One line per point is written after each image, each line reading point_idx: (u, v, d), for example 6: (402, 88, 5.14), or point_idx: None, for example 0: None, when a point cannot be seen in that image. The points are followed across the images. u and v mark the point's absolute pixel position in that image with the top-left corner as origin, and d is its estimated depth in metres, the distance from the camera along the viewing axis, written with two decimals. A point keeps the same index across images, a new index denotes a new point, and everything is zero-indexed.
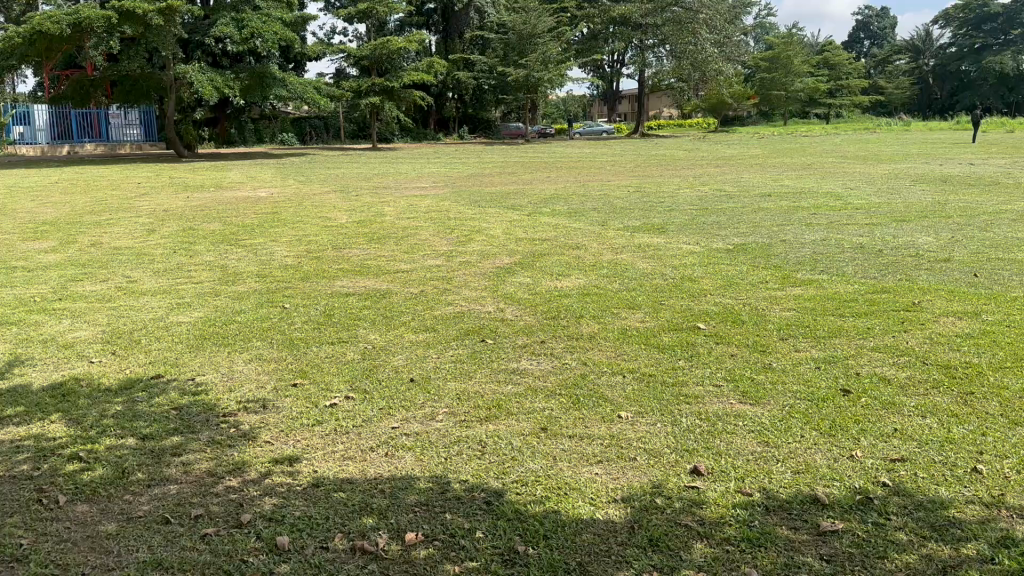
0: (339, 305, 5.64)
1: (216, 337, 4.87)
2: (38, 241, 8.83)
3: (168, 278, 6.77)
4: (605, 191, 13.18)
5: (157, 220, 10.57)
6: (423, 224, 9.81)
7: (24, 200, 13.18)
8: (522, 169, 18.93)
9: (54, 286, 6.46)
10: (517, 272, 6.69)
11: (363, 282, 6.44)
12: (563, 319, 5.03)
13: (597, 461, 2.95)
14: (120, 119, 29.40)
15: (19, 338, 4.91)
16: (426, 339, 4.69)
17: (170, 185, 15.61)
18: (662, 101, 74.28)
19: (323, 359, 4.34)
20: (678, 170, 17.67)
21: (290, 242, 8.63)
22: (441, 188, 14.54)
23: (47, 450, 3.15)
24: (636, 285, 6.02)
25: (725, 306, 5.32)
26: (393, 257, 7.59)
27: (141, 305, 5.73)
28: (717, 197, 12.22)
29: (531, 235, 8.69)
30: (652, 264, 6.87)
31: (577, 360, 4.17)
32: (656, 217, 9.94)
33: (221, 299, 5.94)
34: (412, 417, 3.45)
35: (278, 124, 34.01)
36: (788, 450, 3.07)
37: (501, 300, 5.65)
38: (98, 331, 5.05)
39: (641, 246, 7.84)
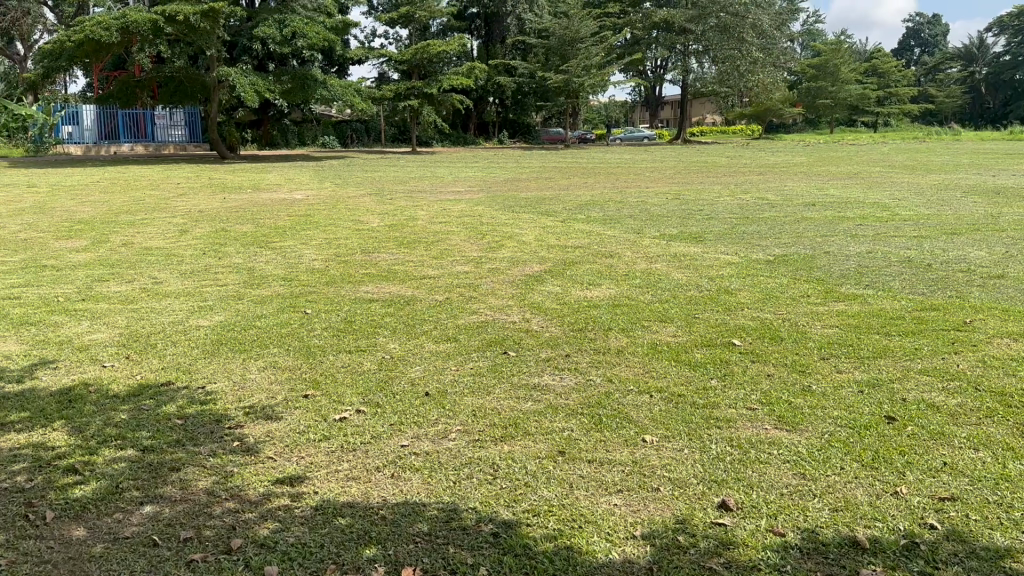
0: (362, 312, 5.49)
1: (232, 343, 4.75)
2: (71, 240, 8.87)
3: (194, 280, 6.71)
4: (643, 197, 12.92)
5: (191, 221, 10.58)
6: (455, 229, 9.66)
7: (63, 198, 13.33)
8: (559, 175, 18.74)
9: (80, 286, 6.43)
10: (546, 280, 6.49)
11: (388, 288, 6.29)
12: (591, 331, 4.82)
13: (616, 490, 2.73)
14: (165, 120, 29.89)
15: (36, 339, 4.85)
16: (447, 349, 4.51)
17: (209, 186, 15.72)
18: (706, 108, 73.54)
19: (339, 369, 4.18)
20: (720, 178, 17.34)
21: (320, 245, 8.55)
22: (477, 192, 14.41)
23: (43, 460, 3.03)
24: (668, 296, 5.79)
25: (762, 321, 5.06)
26: (420, 262, 7.44)
27: (163, 307, 5.66)
28: (759, 205, 11.88)
29: (565, 242, 8.48)
30: (687, 275, 6.62)
31: (602, 377, 3.95)
32: (694, 226, 9.66)
33: (243, 302, 5.83)
34: (424, 434, 3.26)
35: (319, 127, 34.26)
36: (825, 484, 2.83)
37: (527, 310, 5.45)
38: (116, 334, 4.97)
39: (677, 255, 7.57)
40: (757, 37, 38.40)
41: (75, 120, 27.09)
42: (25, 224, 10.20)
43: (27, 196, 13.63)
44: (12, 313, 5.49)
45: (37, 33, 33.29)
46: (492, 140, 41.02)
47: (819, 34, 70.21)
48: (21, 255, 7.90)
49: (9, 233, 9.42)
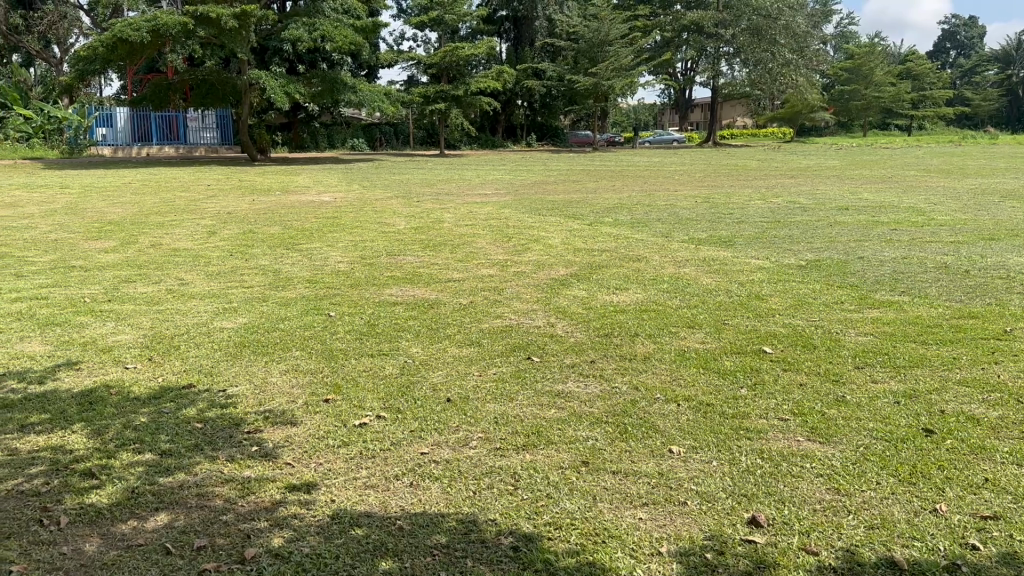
0: (385, 314, 5.45)
1: (254, 345, 4.72)
2: (101, 240, 8.97)
3: (220, 281, 6.72)
4: (672, 200, 12.77)
5: (220, 222, 10.63)
6: (481, 232, 9.59)
7: (96, 199, 13.49)
8: (587, 177, 18.66)
9: (107, 286, 6.47)
10: (573, 284, 6.40)
11: (413, 291, 6.25)
12: (616, 337, 4.72)
13: (641, 504, 2.64)
14: (197, 122, 30.35)
15: (61, 339, 4.87)
16: (470, 354, 4.44)
17: (239, 187, 15.87)
18: (736, 110, 72.93)
19: (360, 373, 4.13)
20: (750, 182, 17.14)
21: (347, 247, 8.54)
22: (504, 195, 14.36)
23: (61, 464, 3.00)
24: (697, 301, 5.67)
25: (794, 329, 4.93)
26: (445, 265, 7.40)
27: (188, 309, 5.66)
28: (791, 209, 11.69)
29: (592, 246, 8.39)
30: (716, 280, 6.50)
31: (628, 385, 3.85)
32: (725, 229, 9.51)
33: (267, 304, 5.82)
34: (444, 441, 3.19)
35: (348, 130, 34.45)
36: (859, 500, 2.72)
37: (552, 314, 5.37)
38: (140, 335, 4.97)
39: (706, 260, 7.44)
40: (789, 39, 38.00)
41: (109, 122, 27.49)
42: (57, 224, 10.35)
43: (61, 197, 13.86)
44: (38, 313, 5.52)
45: (73, 37, 33.88)
46: (520, 143, 40.98)
47: (852, 37, 69.38)
48: (51, 255, 8.00)
49: (41, 233, 9.55)
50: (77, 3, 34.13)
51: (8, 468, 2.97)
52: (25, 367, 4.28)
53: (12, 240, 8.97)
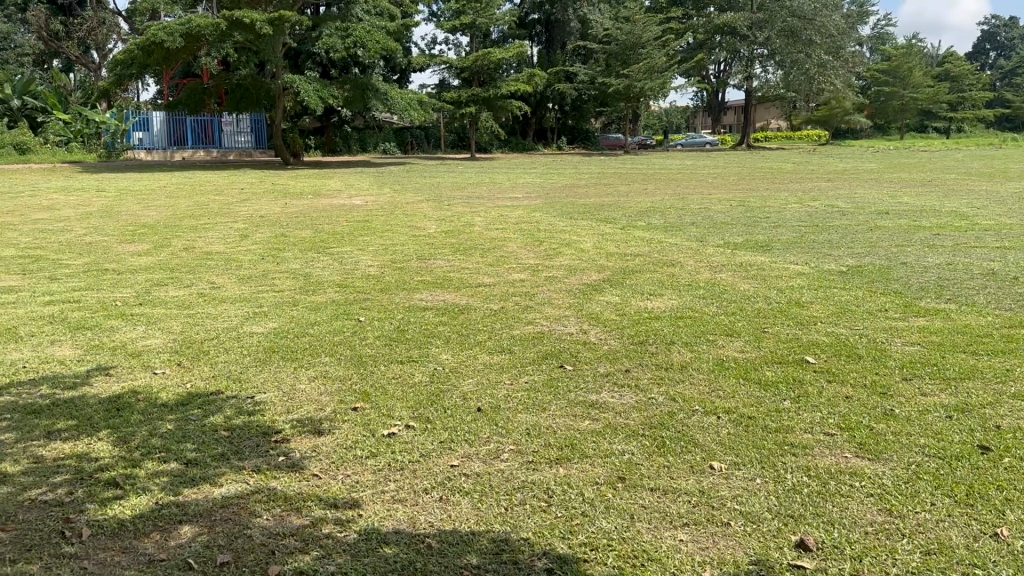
0: (415, 320, 5.36)
1: (283, 351, 4.64)
2: (135, 243, 9.01)
3: (251, 285, 6.68)
4: (706, 204, 12.58)
5: (252, 225, 10.66)
6: (511, 236, 9.49)
7: (131, 202, 13.61)
8: (619, 180, 18.52)
9: (139, 290, 6.47)
10: (606, 289, 6.27)
11: (443, 296, 6.16)
12: (652, 345, 4.58)
13: (682, 523, 2.52)
14: (232, 126, 30.67)
15: (90, 343, 4.84)
16: (501, 361, 4.34)
17: (272, 191, 15.94)
18: (770, 112, 72.13)
19: (391, 381, 4.03)
20: (786, 185, 16.88)
21: (377, 250, 8.49)
22: (535, 198, 14.27)
23: (85, 472, 2.94)
24: (734, 308, 5.51)
25: (837, 338, 4.78)
26: (477, 269, 7.30)
27: (219, 313, 5.62)
28: (828, 213, 11.44)
29: (626, 250, 8.22)
30: (754, 286, 6.33)
31: (664, 395, 3.73)
32: (761, 234, 9.32)
33: (297, 308, 5.77)
34: (475, 454, 3.09)
35: (380, 133, 34.55)
36: (915, 522, 2.56)
37: (585, 321, 5.24)
38: (170, 340, 4.93)
39: (743, 265, 7.26)
40: (825, 40, 37.47)
41: (145, 126, 27.87)
42: (92, 227, 10.43)
43: (97, 200, 14.02)
44: (70, 316, 5.52)
45: (112, 42, 34.43)
46: (551, 146, 40.86)
47: (889, 38, 68.40)
48: (85, 258, 8.04)
49: (75, 236, 9.63)
50: (116, 9, 34.66)
51: (32, 476, 2.92)
52: (55, 371, 4.26)
53: (48, 242, 9.05)
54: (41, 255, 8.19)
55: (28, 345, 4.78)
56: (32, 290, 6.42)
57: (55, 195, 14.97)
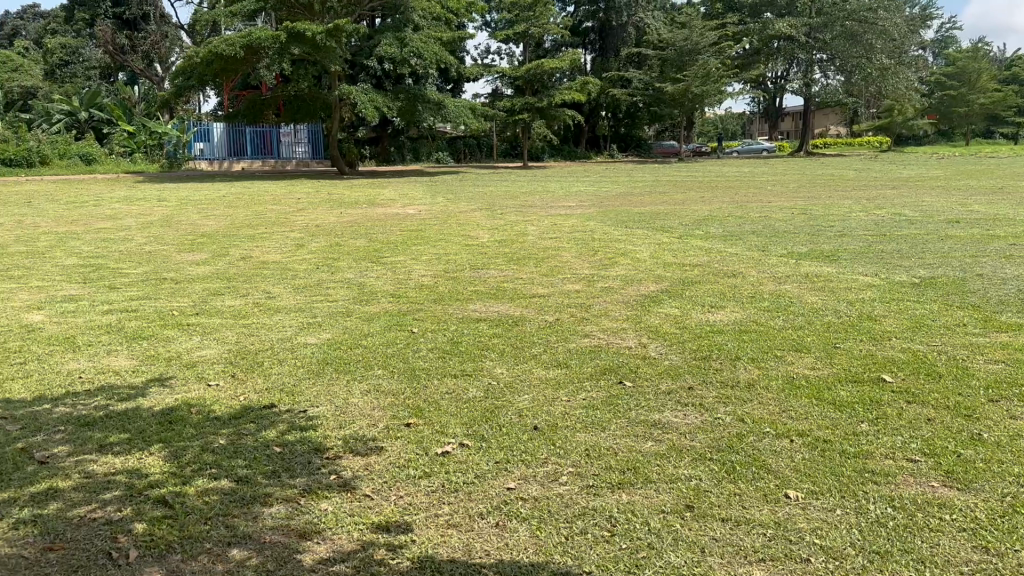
0: (470, 332, 5.26)
1: (336, 362, 4.56)
2: (194, 252, 9.13)
3: (305, 295, 6.66)
4: (767, 212, 12.26)
5: (308, 235, 10.72)
6: (566, 245, 9.33)
7: (191, 212, 13.83)
8: (675, 188, 18.22)
9: (195, 299, 6.50)
10: (665, 300, 6.08)
11: (497, 306, 6.04)
12: (716, 360, 4.39)
13: (757, 560, 2.35)
14: (290, 137, 31.18)
15: (146, 354, 4.86)
16: (558, 376, 4.20)
17: (327, 201, 16.08)
18: (829, 118, 70.56)
19: (445, 396, 3.92)
20: (849, 192, 16.38)
21: (431, 260, 8.43)
22: (589, 206, 14.10)
23: (136, 490, 2.89)
24: (802, 322, 5.28)
25: (913, 355, 4.53)
26: (531, 279, 7.18)
27: (273, 323, 5.60)
28: (897, 221, 11.03)
29: (683, 259, 8.02)
30: (821, 298, 6.08)
31: (731, 416, 3.55)
32: (827, 243, 9.01)
33: (351, 319, 5.71)
34: (533, 475, 2.95)
35: (434, 143, 34.73)
36: (1018, 562, 2.34)
37: (645, 334, 5.06)
38: (223, 350, 4.91)
39: (810, 276, 7.00)
40: (888, 43, 36.47)
41: (206, 137, 28.43)
42: (153, 237, 10.61)
43: (159, 210, 14.32)
44: (127, 326, 5.56)
45: (174, 55, 35.63)
46: (603, 154, 40.62)
47: (954, 41, 66.36)
48: (144, 267, 8.14)
49: (136, 245, 9.79)
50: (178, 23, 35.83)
51: (82, 492, 2.89)
52: (109, 382, 4.26)
53: (110, 251, 9.23)
54: (102, 264, 8.34)
55: (86, 355, 4.82)
56: (93, 300, 6.50)
57: (119, 204, 15.36)
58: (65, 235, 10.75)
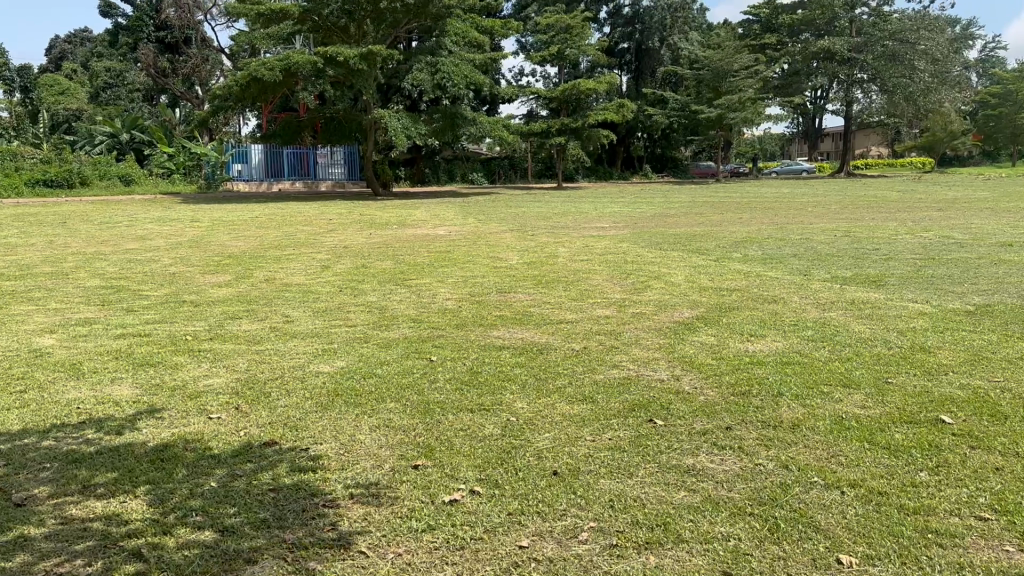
0: (491, 361, 4.95)
1: (348, 394, 4.27)
2: (217, 274, 8.98)
3: (324, 319, 6.43)
4: (807, 234, 11.82)
5: (335, 256, 10.53)
6: (597, 268, 9.02)
7: (222, 233, 13.78)
8: (712, 209, 17.80)
9: (211, 324, 6.29)
10: (701, 328, 5.73)
11: (522, 333, 5.74)
12: (757, 397, 4.03)
13: None
14: (326, 159, 31.33)
15: (151, 383, 4.64)
16: (583, 412, 3.87)
17: (358, 221, 15.98)
18: (870, 139, 69.48)
19: (459, 434, 3.61)
20: (894, 214, 15.86)
21: (457, 283, 8.19)
22: (622, 228, 13.78)
23: (111, 540, 2.64)
24: (849, 354, 4.90)
25: (974, 392, 4.12)
26: (559, 304, 6.88)
27: (286, 349, 5.36)
28: (945, 244, 10.53)
29: (720, 284, 7.67)
30: (869, 327, 5.67)
31: (774, 462, 3.21)
32: (872, 267, 8.58)
33: (367, 346, 5.43)
34: (550, 531, 2.63)
35: (468, 164, 34.71)
36: None
37: (678, 365, 4.70)
38: (232, 379, 4.67)
39: (854, 302, 6.61)
40: (931, 63, 35.80)
41: (245, 158, 28.72)
42: (179, 258, 10.49)
43: (190, 231, 14.29)
44: (136, 353, 5.35)
45: (215, 78, 36.05)
46: (638, 174, 40.28)
47: (1000, 61, 65.10)
48: (164, 289, 7.99)
49: (160, 267, 9.67)
50: (219, 46, 36.32)
51: (54, 541, 2.63)
52: (107, 415, 4.04)
53: (133, 273, 9.11)
54: (123, 286, 8.21)
55: (87, 384, 4.61)
56: (109, 323, 6.36)
57: (151, 225, 15.39)
58: (93, 256, 10.69)
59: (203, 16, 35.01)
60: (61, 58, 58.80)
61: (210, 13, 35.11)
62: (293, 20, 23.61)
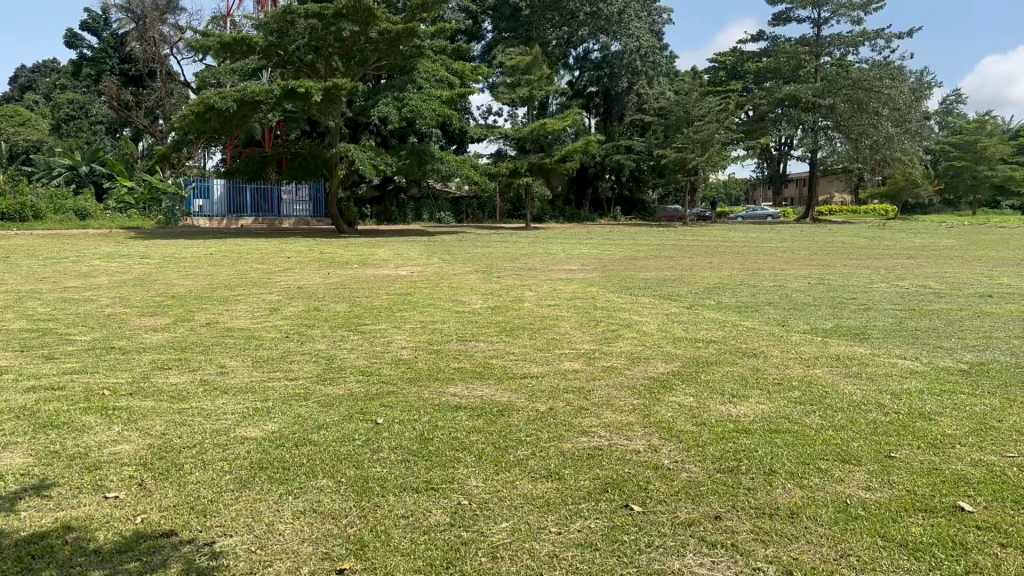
0: (443, 425, 4.35)
1: (275, 467, 3.66)
2: (154, 316, 8.32)
3: (263, 371, 5.81)
4: (781, 281, 11.46)
5: (287, 298, 9.92)
6: (565, 314, 8.53)
7: (170, 271, 13.08)
8: (682, 252, 17.53)
9: (135, 375, 5.62)
10: (677, 386, 5.22)
11: (480, 391, 5.15)
12: (747, 476, 3.51)
13: None
14: (291, 195, 30.72)
15: (46, 451, 3.97)
16: (548, 491, 3.33)
17: (317, 260, 15.38)
18: (834, 186, 70.62)
19: (399, 524, 3.02)
20: (865, 261, 15.68)
21: (414, 329, 7.62)
22: (590, 271, 13.35)
23: None
24: (843, 422, 4.40)
25: (988, 471, 3.64)
26: (523, 355, 6.32)
27: (215, 408, 4.72)
28: (922, 294, 10.22)
29: (695, 334, 7.20)
30: (860, 389, 5.18)
31: (776, 568, 2.69)
32: (852, 318, 8.19)
33: (306, 405, 4.79)
34: None
35: (435, 203, 34.35)
36: None
37: (655, 434, 4.14)
38: (144, 446, 4.03)
39: (839, 357, 6.18)
40: (894, 112, 36.39)
41: (206, 194, 27.94)
42: (119, 297, 9.81)
43: (139, 268, 13.58)
44: (41, 411, 4.67)
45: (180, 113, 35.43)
46: (606, 216, 40.29)
47: (959, 112, 66.99)
48: (95, 333, 7.31)
49: (96, 307, 8.99)
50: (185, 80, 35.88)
51: None
52: None
53: (65, 314, 8.41)
54: (50, 329, 7.51)
55: None
56: (22, 373, 5.68)
57: (98, 260, 14.66)
58: (28, 294, 9.98)
59: (169, 50, 34.56)
60: (25, 85, 57.85)
61: (177, 47, 34.68)
62: (257, 54, 23.12)
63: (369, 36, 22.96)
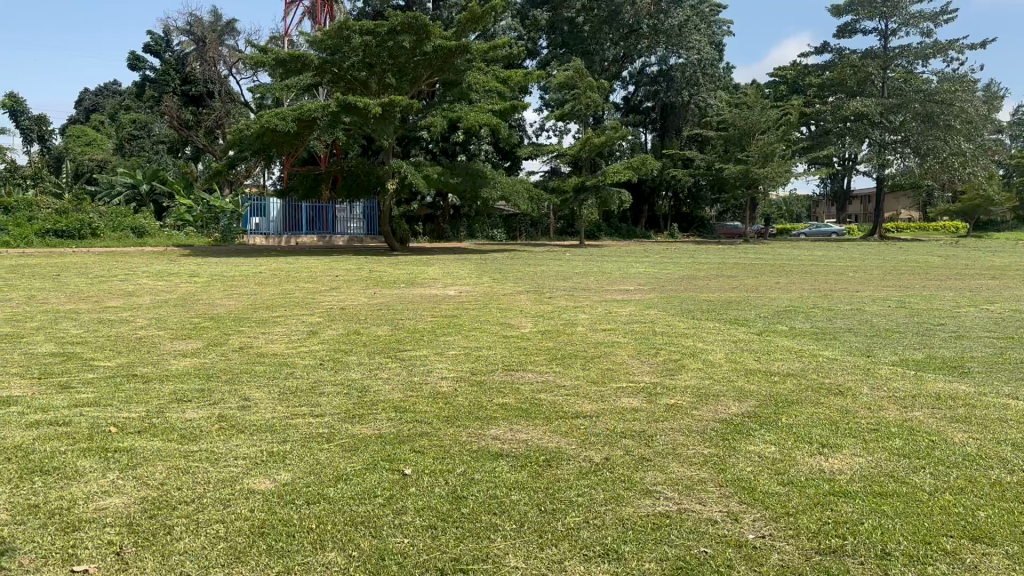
0: (480, 478, 3.72)
1: (279, 533, 3.09)
2: (188, 340, 7.88)
3: (287, 405, 5.26)
4: (859, 304, 10.59)
5: (327, 319, 9.45)
6: (621, 340, 7.84)
7: (213, 290, 12.79)
8: (744, 272, 16.65)
9: (151, 409, 5.13)
10: (757, 432, 4.48)
11: (526, 435, 4.49)
12: (854, 561, 2.83)
13: None
14: (345, 213, 30.70)
15: (25, 507, 3.43)
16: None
17: (364, 278, 14.97)
18: (900, 202, 68.36)
19: None
20: (944, 281, 14.64)
21: (458, 357, 7.00)
22: (649, 291, 12.60)
23: None
24: (959, 483, 3.65)
25: None
26: (577, 390, 5.63)
27: (225, 452, 4.18)
28: (1020, 320, 9.25)
29: (768, 367, 6.40)
30: (973, 439, 4.38)
31: None
32: (944, 348, 7.32)
33: (327, 450, 4.20)
34: None
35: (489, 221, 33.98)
36: None
37: (735, 497, 3.44)
38: (136, 500, 3.49)
39: (942, 397, 5.36)
40: (965, 125, 34.79)
41: (262, 212, 28.00)
42: (156, 318, 9.50)
43: (184, 286, 13.35)
44: (35, 453, 4.19)
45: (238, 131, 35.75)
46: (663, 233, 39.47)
47: None
48: (120, 359, 6.89)
49: (129, 329, 8.63)
50: (244, 99, 36.32)
51: None
52: None
53: (95, 337, 8.03)
54: (76, 354, 7.11)
55: None
56: (33, 404, 5.25)
57: (145, 279, 14.49)
58: (65, 315, 9.70)
59: (227, 70, 35.07)
60: (89, 109, 59.50)
61: (235, 67, 35.16)
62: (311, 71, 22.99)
63: (422, 52, 22.66)
